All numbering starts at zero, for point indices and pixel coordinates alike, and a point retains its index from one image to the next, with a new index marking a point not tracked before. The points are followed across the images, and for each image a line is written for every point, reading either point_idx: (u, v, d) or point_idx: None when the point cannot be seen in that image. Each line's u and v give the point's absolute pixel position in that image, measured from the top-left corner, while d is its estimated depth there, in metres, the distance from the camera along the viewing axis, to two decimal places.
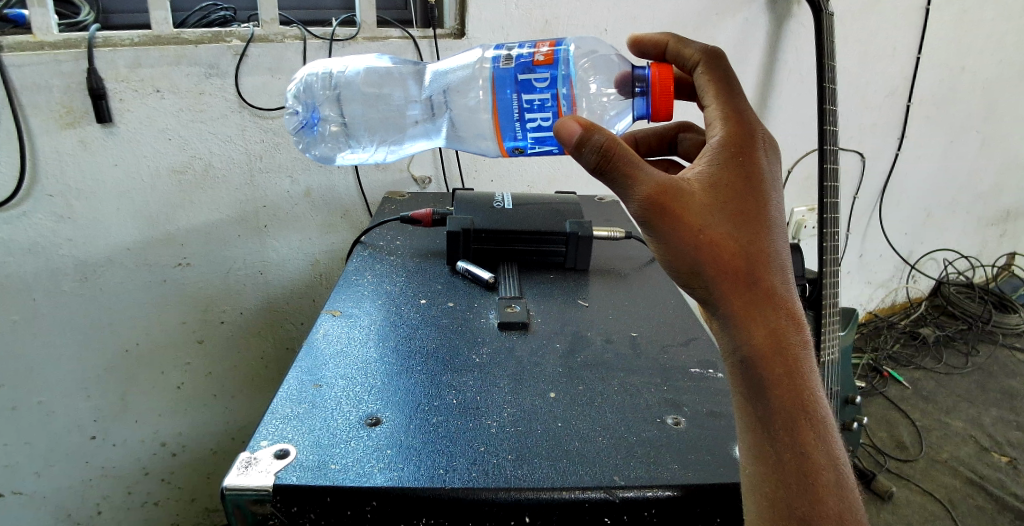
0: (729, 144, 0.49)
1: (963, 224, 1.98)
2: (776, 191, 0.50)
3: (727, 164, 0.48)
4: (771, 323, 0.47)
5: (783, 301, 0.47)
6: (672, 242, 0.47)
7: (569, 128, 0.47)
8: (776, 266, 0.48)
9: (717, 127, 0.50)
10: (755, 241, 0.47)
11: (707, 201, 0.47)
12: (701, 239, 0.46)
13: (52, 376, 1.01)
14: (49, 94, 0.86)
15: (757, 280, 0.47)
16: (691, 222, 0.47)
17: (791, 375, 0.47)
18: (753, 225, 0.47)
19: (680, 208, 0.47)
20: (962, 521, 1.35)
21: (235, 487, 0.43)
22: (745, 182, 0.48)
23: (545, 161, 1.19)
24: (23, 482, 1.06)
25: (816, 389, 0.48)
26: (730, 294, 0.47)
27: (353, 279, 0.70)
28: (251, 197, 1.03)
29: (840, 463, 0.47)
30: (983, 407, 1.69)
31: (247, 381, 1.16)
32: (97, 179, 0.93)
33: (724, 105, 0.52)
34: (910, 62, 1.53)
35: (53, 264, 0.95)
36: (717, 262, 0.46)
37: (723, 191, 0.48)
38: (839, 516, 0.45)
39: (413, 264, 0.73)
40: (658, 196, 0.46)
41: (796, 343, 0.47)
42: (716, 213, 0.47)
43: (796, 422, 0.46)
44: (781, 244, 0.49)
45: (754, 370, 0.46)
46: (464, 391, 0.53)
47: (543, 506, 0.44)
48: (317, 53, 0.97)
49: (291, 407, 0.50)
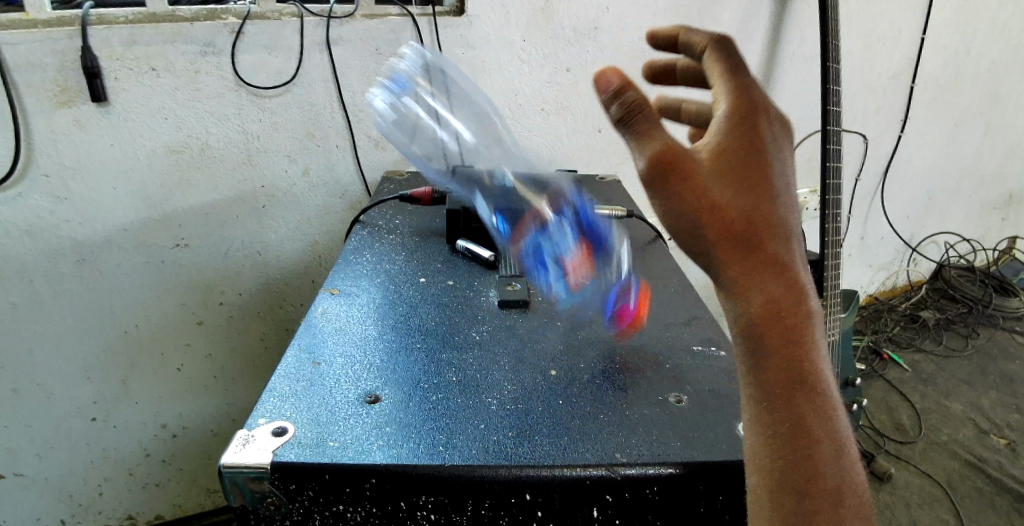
0: (741, 107, 0.42)
1: (965, 207, 1.97)
2: (787, 162, 0.44)
3: (738, 130, 0.41)
4: (775, 297, 0.42)
5: (791, 275, 0.42)
6: (672, 210, 0.41)
7: (604, 78, 0.42)
8: (784, 238, 0.42)
9: (726, 92, 0.42)
10: (767, 211, 0.41)
11: (714, 168, 0.41)
12: (704, 209, 0.41)
13: (52, 359, 1.01)
14: (43, 72, 0.84)
15: (763, 253, 0.42)
16: (696, 190, 0.41)
17: (794, 350, 0.43)
18: (763, 197, 0.41)
19: (683, 175, 0.41)
20: (960, 503, 1.36)
21: (234, 464, 0.42)
22: (758, 149, 0.41)
23: (546, 141, 1.18)
24: (24, 464, 1.06)
25: (821, 365, 0.44)
26: (733, 265, 0.42)
27: (352, 262, 0.68)
28: (249, 177, 1.02)
29: (842, 438, 0.44)
30: (982, 390, 1.70)
31: (247, 363, 1.16)
32: (93, 159, 0.92)
33: (735, 70, 0.43)
34: (916, 41, 1.51)
35: (51, 245, 0.94)
36: (720, 234, 0.41)
37: (732, 160, 0.41)
38: (838, 490, 0.42)
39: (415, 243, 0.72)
40: (662, 159, 0.40)
41: (803, 317, 0.43)
42: (721, 184, 0.41)
43: (796, 397, 0.43)
44: (792, 215, 0.43)
45: (754, 344, 0.43)
46: (463, 369, 0.52)
47: (545, 484, 0.44)
48: (314, 31, 0.96)
49: (290, 385, 0.49)
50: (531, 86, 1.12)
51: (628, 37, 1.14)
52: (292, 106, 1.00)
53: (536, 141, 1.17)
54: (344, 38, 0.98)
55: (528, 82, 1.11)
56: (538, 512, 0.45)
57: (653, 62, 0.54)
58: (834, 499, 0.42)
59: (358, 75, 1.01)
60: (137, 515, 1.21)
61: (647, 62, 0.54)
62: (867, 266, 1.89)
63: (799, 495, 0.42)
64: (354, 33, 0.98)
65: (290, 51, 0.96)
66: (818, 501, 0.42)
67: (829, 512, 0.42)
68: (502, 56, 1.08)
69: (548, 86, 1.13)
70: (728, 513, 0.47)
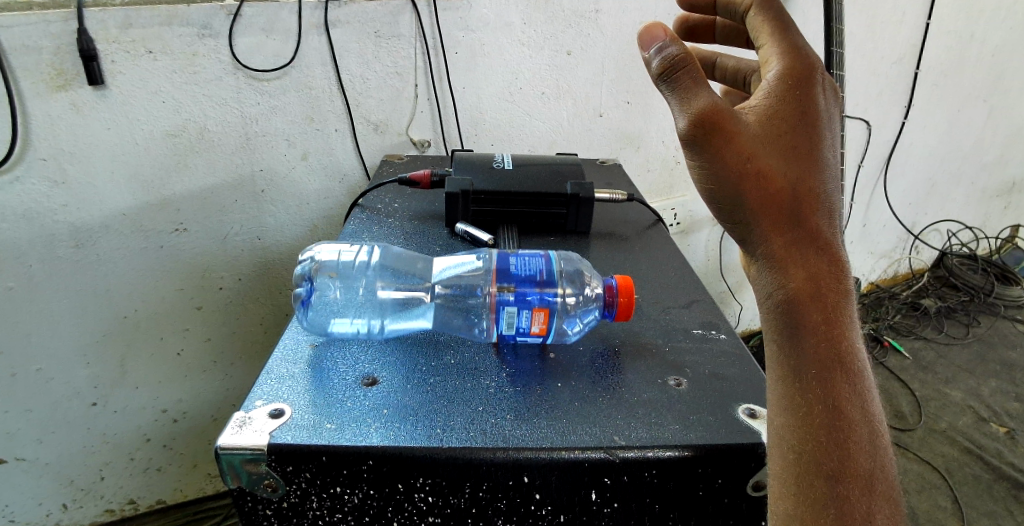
0: (789, 75, 0.46)
1: (968, 194, 1.96)
2: (832, 135, 0.48)
3: (786, 96, 0.46)
4: (810, 264, 0.45)
5: (827, 244, 0.46)
6: (718, 168, 0.45)
7: (648, 32, 0.45)
8: (822, 207, 0.46)
9: (775, 62, 0.47)
10: (805, 178, 0.45)
11: (760, 132, 0.45)
12: (748, 169, 0.45)
13: (50, 344, 1.01)
14: (38, 55, 0.83)
15: (799, 219, 0.46)
16: (740, 151, 0.45)
17: (829, 319, 0.45)
18: (803, 164, 0.45)
19: (733, 134, 0.44)
20: (958, 490, 1.36)
21: (229, 446, 0.42)
22: (801, 118, 0.46)
23: (546, 125, 1.17)
24: (24, 448, 1.07)
25: (856, 341, 0.45)
26: (770, 231, 0.46)
27: (331, 332, 0.54)
28: (247, 161, 1.01)
29: (875, 421, 0.44)
30: (982, 378, 1.70)
31: (247, 348, 1.16)
32: (90, 143, 0.91)
33: (782, 42, 0.48)
34: (921, 26, 1.49)
35: (48, 230, 0.93)
36: (762, 195, 0.45)
37: (778, 124, 0.46)
38: (869, 477, 0.42)
39: (392, 300, 0.56)
40: (715, 116, 0.44)
41: (837, 288, 0.45)
42: (768, 146, 0.45)
43: (832, 370, 0.44)
44: (831, 186, 0.47)
45: (792, 309, 0.45)
46: (462, 351, 0.52)
47: (542, 466, 0.43)
48: (312, 13, 0.94)
49: (287, 367, 0.49)
50: (532, 70, 1.11)
51: (630, 19, 1.13)
52: (290, 89, 0.99)
53: (537, 126, 1.16)
54: (342, 21, 0.96)
55: (528, 66, 1.10)
56: (536, 494, 0.45)
57: (688, 18, 0.65)
58: (866, 480, 0.42)
59: (357, 59, 1.00)
60: (139, 500, 1.22)
61: (682, 18, 0.65)
62: (868, 253, 1.88)
63: (832, 472, 0.42)
64: (352, 15, 0.97)
65: (287, 33, 0.94)
66: (848, 485, 0.42)
67: (859, 499, 0.42)
68: (502, 40, 1.06)
69: (549, 69, 1.12)
70: (726, 497, 0.47)
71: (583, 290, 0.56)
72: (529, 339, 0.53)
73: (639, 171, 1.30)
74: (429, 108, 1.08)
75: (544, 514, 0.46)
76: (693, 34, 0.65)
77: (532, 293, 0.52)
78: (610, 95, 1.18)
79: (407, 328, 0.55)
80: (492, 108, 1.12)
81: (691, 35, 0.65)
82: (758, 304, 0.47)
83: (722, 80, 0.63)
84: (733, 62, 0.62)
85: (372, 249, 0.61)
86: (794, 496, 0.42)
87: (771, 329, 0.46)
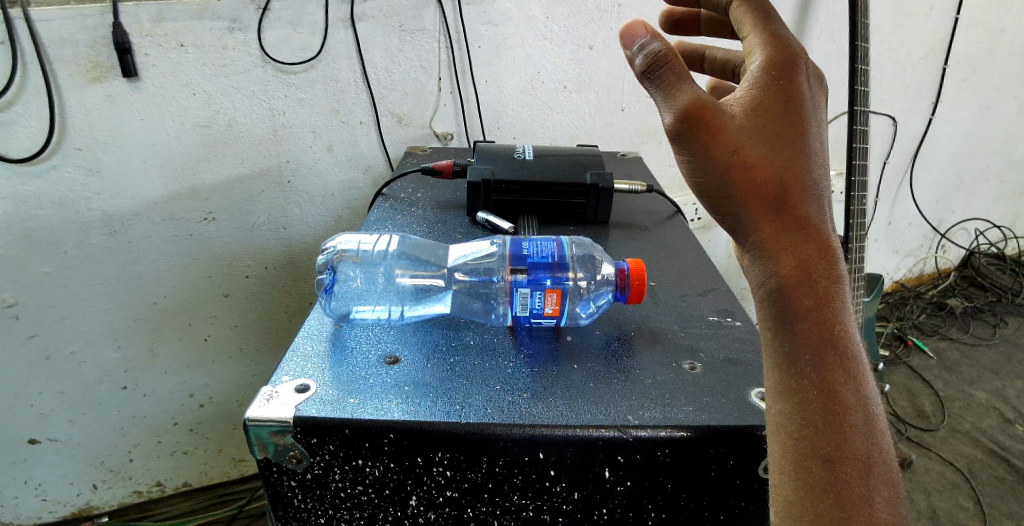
0: (772, 66, 0.47)
1: (999, 193, 1.92)
2: (818, 123, 0.48)
3: (769, 85, 0.46)
4: (803, 252, 0.46)
5: (817, 230, 0.46)
6: (705, 160, 0.46)
7: (630, 30, 0.47)
8: (811, 194, 0.46)
9: (758, 52, 0.48)
10: (794, 167, 0.46)
11: (745, 123, 0.46)
12: (736, 161, 0.45)
13: (84, 327, 1.04)
14: (75, 47, 0.86)
15: (790, 207, 0.46)
16: (727, 142, 0.45)
17: (822, 306, 0.45)
18: (792, 153, 0.46)
19: (718, 126, 0.45)
20: (981, 491, 1.34)
21: (257, 418, 0.44)
22: (785, 106, 0.47)
23: (567, 119, 1.18)
24: (58, 429, 1.11)
25: (850, 326, 0.46)
26: (762, 222, 0.46)
27: (352, 317, 0.55)
28: (275, 152, 1.04)
29: (871, 404, 0.45)
30: (1009, 380, 1.66)
31: (272, 335, 1.19)
32: (124, 133, 0.94)
33: (765, 32, 0.48)
34: (949, 21, 1.47)
35: (83, 217, 0.97)
36: (750, 185, 0.46)
37: (763, 116, 0.46)
38: (867, 459, 0.43)
39: (411, 286, 0.58)
40: (699, 109, 0.45)
41: (830, 274, 0.46)
42: (753, 136, 0.46)
43: (825, 356, 0.45)
44: (819, 172, 0.47)
45: (784, 299, 0.46)
46: (481, 332, 0.53)
47: (559, 442, 0.45)
48: (338, 7, 0.96)
49: (312, 345, 0.51)
50: (554, 63, 1.11)
51: (654, 13, 1.12)
52: (316, 82, 1.01)
53: (558, 119, 1.17)
54: (368, 15, 0.98)
55: (550, 60, 1.11)
56: (550, 471, 0.46)
57: (672, 12, 0.64)
58: (863, 461, 0.43)
59: (381, 52, 1.02)
60: (165, 482, 1.26)
61: (666, 12, 0.65)
62: (892, 251, 1.86)
63: (828, 455, 0.43)
64: (377, 9, 0.98)
65: (314, 26, 0.96)
66: (846, 467, 0.43)
67: (857, 482, 0.43)
68: (524, 33, 1.07)
69: (571, 63, 1.12)
70: (738, 478, 0.47)
71: (595, 275, 0.57)
72: (544, 321, 0.53)
73: (660, 165, 1.30)
74: (451, 100, 1.10)
75: (558, 491, 0.48)
76: (679, 27, 0.65)
77: (544, 276, 0.54)
78: (632, 88, 1.18)
79: (426, 313, 0.57)
80: (513, 102, 1.13)
81: (676, 28, 0.65)
82: (752, 294, 0.48)
83: (711, 71, 0.63)
84: (721, 53, 0.62)
85: (391, 238, 0.62)
86: (794, 481, 0.43)
87: (767, 321, 0.47)
